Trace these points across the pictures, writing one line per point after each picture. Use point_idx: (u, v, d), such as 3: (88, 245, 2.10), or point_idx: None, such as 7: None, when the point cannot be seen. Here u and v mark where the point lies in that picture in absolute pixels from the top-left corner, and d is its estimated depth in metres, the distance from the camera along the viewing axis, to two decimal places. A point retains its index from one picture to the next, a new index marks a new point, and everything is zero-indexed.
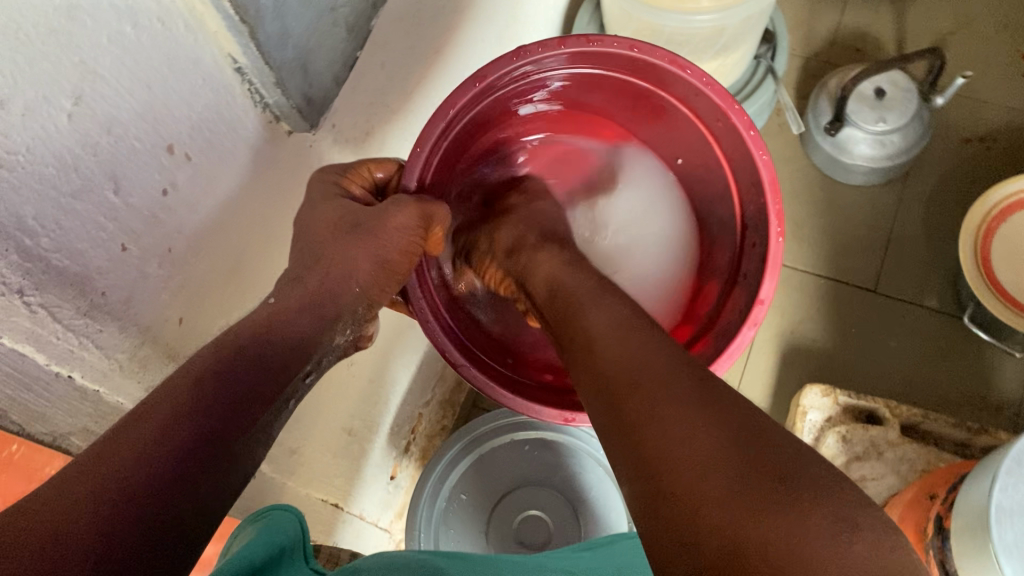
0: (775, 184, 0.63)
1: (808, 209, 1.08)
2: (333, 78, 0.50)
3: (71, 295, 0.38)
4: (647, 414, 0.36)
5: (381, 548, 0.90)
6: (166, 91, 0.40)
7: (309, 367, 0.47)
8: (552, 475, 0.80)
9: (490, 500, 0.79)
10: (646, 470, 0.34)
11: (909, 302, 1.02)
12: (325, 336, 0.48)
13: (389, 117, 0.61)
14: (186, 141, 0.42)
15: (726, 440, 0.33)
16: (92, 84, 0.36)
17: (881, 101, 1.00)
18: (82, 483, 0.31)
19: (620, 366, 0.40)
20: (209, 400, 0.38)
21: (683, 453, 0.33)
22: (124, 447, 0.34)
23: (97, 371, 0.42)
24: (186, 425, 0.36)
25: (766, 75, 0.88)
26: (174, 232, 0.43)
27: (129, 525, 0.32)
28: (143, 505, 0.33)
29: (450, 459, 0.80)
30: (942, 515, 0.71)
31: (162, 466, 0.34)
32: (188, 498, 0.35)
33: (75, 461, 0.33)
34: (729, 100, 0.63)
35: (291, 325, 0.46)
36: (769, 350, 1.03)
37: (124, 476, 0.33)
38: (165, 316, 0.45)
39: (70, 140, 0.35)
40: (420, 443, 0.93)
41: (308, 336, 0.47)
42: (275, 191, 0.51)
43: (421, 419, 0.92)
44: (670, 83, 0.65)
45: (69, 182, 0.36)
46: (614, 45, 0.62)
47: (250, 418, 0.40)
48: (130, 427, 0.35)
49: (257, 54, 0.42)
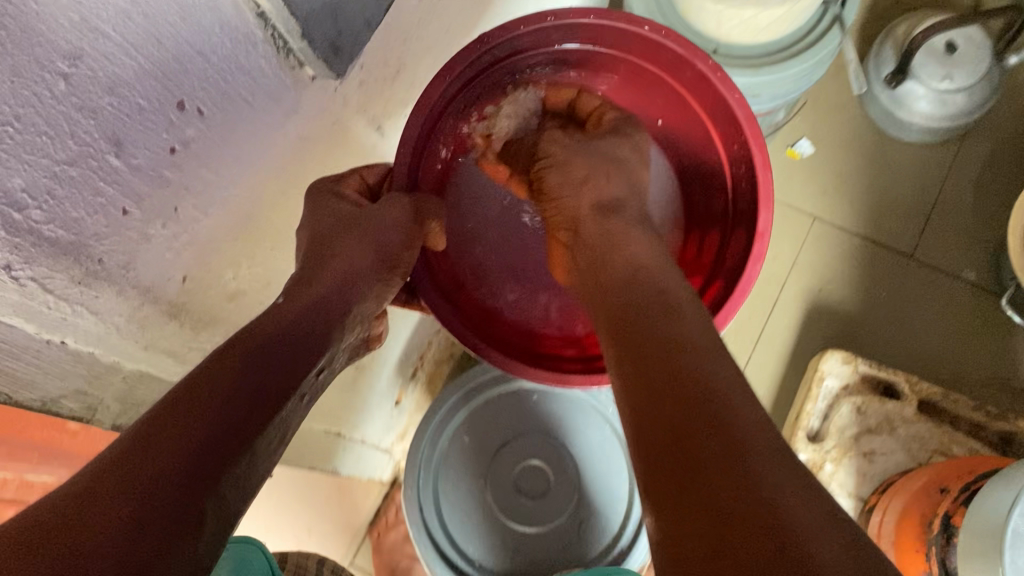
0: (753, 120, 0.59)
1: (855, 162, 1.02)
2: (365, 23, 0.45)
3: (64, 265, 0.35)
4: (711, 465, 0.35)
5: (379, 468, 0.90)
6: (177, 42, 0.36)
7: (322, 362, 0.46)
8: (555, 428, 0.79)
9: (489, 451, 0.78)
10: (709, 522, 0.33)
11: (945, 273, 0.99)
12: (338, 330, 0.47)
13: (422, 54, 0.57)
14: (198, 95, 0.38)
15: (821, 507, 0.33)
16: (92, 41, 0.32)
17: (950, 56, 0.94)
18: (107, 500, 0.31)
19: (667, 408, 0.39)
20: (227, 400, 0.38)
21: (785, 499, 0.33)
22: (151, 457, 0.33)
23: (91, 334, 0.39)
24: (208, 429, 0.36)
25: (833, 24, 0.81)
26: (180, 191, 0.40)
27: (146, 508, 0.31)
28: (172, 513, 0.32)
29: (454, 402, 0.79)
30: (951, 512, 0.70)
31: (192, 475, 0.34)
32: (213, 502, 0.34)
33: (96, 468, 0.32)
34: (690, 49, 0.59)
35: (304, 314, 0.45)
36: (793, 307, 0.99)
37: (153, 487, 0.32)
38: (168, 275, 0.42)
39: (66, 105, 0.32)
40: (427, 368, 0.92)
41: (322, 322, 0.46)
42: (293, 139, 0.47)
43: (429, 345, 0.91)
44: (642, 46, 0.62)
45: (64, 149, 0.33)
46: (570, 15, 0.59)
47: (268, 413, 0.40)
48: (161, 436, 0.34)
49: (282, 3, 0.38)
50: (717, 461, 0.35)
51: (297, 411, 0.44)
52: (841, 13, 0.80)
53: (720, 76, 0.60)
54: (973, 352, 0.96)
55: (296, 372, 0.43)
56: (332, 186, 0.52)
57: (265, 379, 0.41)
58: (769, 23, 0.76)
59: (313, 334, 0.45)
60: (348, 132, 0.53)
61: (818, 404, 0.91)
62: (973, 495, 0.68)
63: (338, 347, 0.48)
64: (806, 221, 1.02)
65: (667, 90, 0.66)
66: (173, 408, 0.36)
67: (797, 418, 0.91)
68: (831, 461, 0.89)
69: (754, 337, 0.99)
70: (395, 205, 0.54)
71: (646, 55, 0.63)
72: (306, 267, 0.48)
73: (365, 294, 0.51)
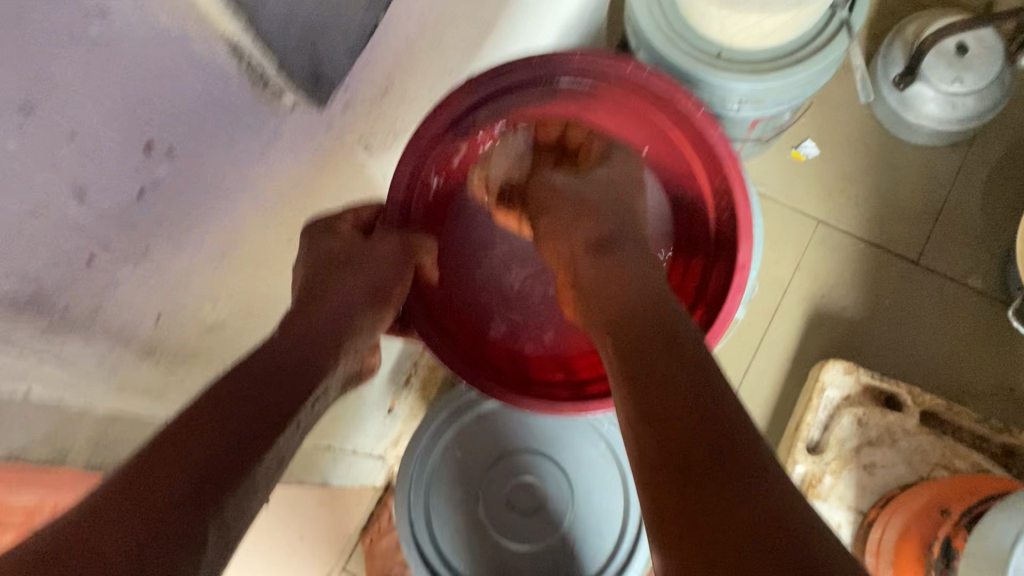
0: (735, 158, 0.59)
1: (862, 164, 1.00)
2: (347, 49, 0.43)
3: (25, 319, 0.33)
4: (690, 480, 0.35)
5: (372, 474, 0.90)
6: (143, 82, 0.34)
7: (319, 390, 0.45)
8: (548, 444, 0.78)
9: (480, 466, 0.78)
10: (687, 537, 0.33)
11: (951, 279, 0.97)
12: (331, 368, 0.46)
13: (410, 69, 0.55)
14: (168, 134, 0.37)
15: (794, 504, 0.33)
16: (48, 91, 0.30)
17: (960, 59, 0.92)
18: (103, 527, 0.32)
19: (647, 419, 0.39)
20: (223, 420, 0.39)
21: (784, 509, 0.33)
22: (148, 483, 0.34)
23: (58, 380, 0.38)
24: (203, 449, 0.37)
25: (840, 29, 0.78)
26: (152, 232, 0.38)
27: (144, 531, 0.32)
28: (167, 533, 0.33)
29: (446, 416, 0.79)
30: (952, 537, 0.69)
31: (189, 494, 0.35)
32: (214, 517, 0.35)
33: (95, 498, 0.33)
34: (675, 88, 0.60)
35: (302, 334, 0.46)
36: (795, 313, 0.97)
37: (149, 511, 0.33)
38: (141, 314, 0.40)
39: (21, 159, 0.30)
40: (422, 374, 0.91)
41: (321, 359, 0.46)
42: (275, 168, 0.45)
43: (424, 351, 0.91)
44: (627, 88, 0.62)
45: (20, 203, 0.31)
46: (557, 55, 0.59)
47: (271, 426, 0.40)
48: (157, 460, 0.35)
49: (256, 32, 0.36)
50: (708, 463, 0.35)
51: (307, 421, 0.44)
52: (848, 17, 0.78)
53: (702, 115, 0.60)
54: (978, 363, 0.94)
55: (300, 398, 0.43)
56: (328, 225, 0.53)
57: (275, 403, 0.42)
58: (774, 28, 0.74)
59: (315, 360, 0.46)
60: (333, 156, 0.51)
61: (818, 414, 0.89)
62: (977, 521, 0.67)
63: (331, 379, 0.47)
64: (810, 224, 0.99)
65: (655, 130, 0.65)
66: (188, 426, 0.38)
67: (797, 428, 0.89)
68: (830, 473, 0.88)
69: (755, 342, 0.97)
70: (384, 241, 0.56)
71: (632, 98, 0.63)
72: (300, 303, 0.48)
73: (360, 329, 0.50)
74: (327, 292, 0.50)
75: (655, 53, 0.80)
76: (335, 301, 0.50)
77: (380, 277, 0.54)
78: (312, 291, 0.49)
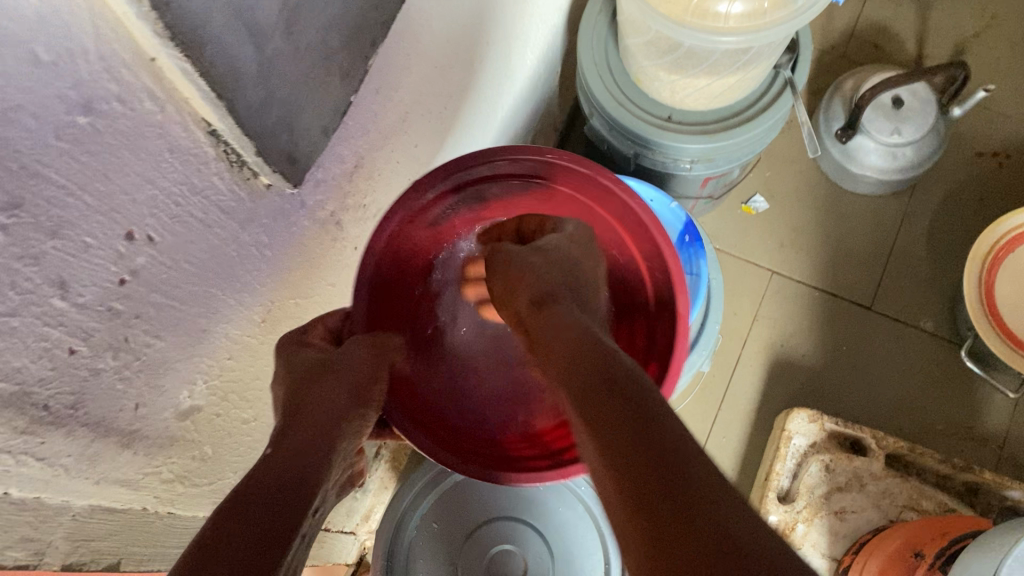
0: (656, 223, 0.56)
1: (807, 216, 1.04)
2: (322, 129, 0.43)
3: (9, 416, 0.32)
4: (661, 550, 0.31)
5: (346, 551, 0.89)
6: (126, 174, 0.34)
7: (318, 500, 0.40)
8: (541, 517, 0.74)
9: (453, 547, 0.74)
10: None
11: (904, 323, 0.98)
12: (331, 464, 0.41)
13: (378, 144, 0.56)
14: (148, 223, 0.36)
15: None
16: (37, 188, 0.30)
17: (897, 111, 0.95)
18: None
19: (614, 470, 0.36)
20: None
21: None
22: None
23: (39, 480, 0.36)
24: None
25: (785, 87, 0.82)
26: (131, 319, 0.38)
27: None
28: None
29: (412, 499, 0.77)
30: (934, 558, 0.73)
31: None
32: None
33: None
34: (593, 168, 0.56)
35: (285, 442, 0.40)
36: (755, 364, 0.99)
37: None
38: (121, 406, 0.40)
39: (8, 256, 0.29)
40: (368, 530, 0.93)
41: (323, 452, 0.41)
42: (251, 249, 0.46)
43: (372, 515, 0.92)
44: (566, 175, 0.58)
45: (5, 301, 0.30)
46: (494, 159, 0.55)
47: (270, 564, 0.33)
48: None
49: (203, 62, 0.32)
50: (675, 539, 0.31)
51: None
52: (791, 76, 0.81)
53: (610, 190, 0.57)
54: (936, 402, 0.95)
55: (318, 485, 0.39)
56: (301, 337, 0.49)
57: (307, 477, 0.39)
58: (723, 89, 0.77)
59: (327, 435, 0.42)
60: (308, 233, 0.51)
61: (787, 463, 0.90)
62: (932, 545, 0.74)
63: (332, 480, 0.42)
64: (764, 276, 1.02)
65: (600, 212, 0.60)
66: None
67: (768, 479, 0.90)
68: (803, 521, 0.88)
69: (720, 393, 0.98)
70: (359, 348, 0.49)
71: (572, 179, 0.58)
72: (284, 419, 0.42)
73: (352, 432, 0.45)
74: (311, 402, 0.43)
75: (608, 118, 0.83)
76: (323, 408, 0.43)
77: (366, 380, 0.48)
78: (297, 398, 0.43)
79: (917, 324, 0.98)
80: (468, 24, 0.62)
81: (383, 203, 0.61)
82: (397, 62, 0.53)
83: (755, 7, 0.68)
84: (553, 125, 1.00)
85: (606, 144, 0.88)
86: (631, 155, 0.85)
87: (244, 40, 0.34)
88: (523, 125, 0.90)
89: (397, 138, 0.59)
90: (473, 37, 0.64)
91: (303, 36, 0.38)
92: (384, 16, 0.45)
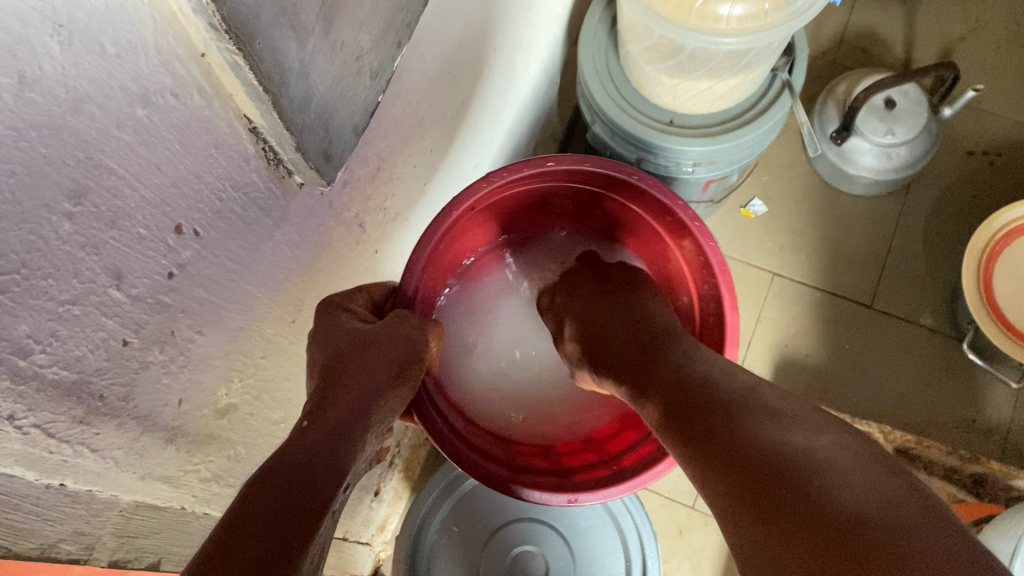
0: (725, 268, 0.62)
1: (805, 219, 1.05)
2: (354, 128, 0.45)
3: (68, 406, 0.33)
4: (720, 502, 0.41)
5: (362, 563, 0.90)
6: (176, 168, 0.35)
7: (348, 480, 0.41)
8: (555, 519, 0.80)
9: (474, 550, 0.79)
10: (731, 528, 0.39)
11: (904, 320, 1.00)
12: (360, 443, 0.43)
13: (398, 147, 0.57)
14: (195, 217, 0.37)
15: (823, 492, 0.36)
16: (97, 178, 0.30)
17: (890, 112, 0.97)
18: None
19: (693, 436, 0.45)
20: None
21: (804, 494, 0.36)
22: None
23: (91, 473, 0.37)
24: None
25: (783, 89, 0.84)
26: (176, 313, 0.39)
27: None
28: None
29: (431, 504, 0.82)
30: None
31: None
32: None
33: None
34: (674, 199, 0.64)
35: (322, 418, 0.43)
36: (760, 366, 1.00)
37: None
38: (165, 400, 0.40)
39: (72, 244, 0.30)
40: (382, 541, 0.93)
41: (352, 433, 0.43)
42: (284, 248, 0.47)
43: (387, 526, 0.93)
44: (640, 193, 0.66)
45: (68, 289, 0.31)
46: (580, 165, 0.63)
47: (302, 533, 0.35)
48: None
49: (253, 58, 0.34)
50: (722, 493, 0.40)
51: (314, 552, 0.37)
52: (789, 78, 0.83)
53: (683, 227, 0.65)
54: (938, 396, 0.96)
55: (347, 463, 0.41)
56: (345, 299, 0.53)
57: (334, 457, 0.41)
58: (724, 92, 0.79)
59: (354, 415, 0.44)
60: (335, 234, 0.52)
61: None
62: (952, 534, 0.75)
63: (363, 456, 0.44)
64: (765, 278, 1.04)
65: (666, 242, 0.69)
66: None
67: None
68: None
69: None
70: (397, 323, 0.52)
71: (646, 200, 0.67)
72: (324, 388, 0.45)
73: (381, 410, 0.47)
74: (346, 379, 0.46)
75: (610, 124, 0.84)
76: (356, 387, 0.46)
77: (398, 360, 0.50)
78: (335, 375, 0.46)
79: (917, 320, 1.00)
80: (478, 30, 0.64)
81: (401, 206, 0.62)
82: (417, 67, 0.55)
83: (756, 9, 0.69)
84: (553, 135, 1.02)
85: (609, 149, 0.89)
86: (633, 160, 0.86)
87: (289, 36, 0.35)
88: (525, 134, 0.91)
89: (414, 142, 0.60)
90: (482, 43, 0.66)
91: (337, 33, 0.39)
92: (410, 17, 0.46)
